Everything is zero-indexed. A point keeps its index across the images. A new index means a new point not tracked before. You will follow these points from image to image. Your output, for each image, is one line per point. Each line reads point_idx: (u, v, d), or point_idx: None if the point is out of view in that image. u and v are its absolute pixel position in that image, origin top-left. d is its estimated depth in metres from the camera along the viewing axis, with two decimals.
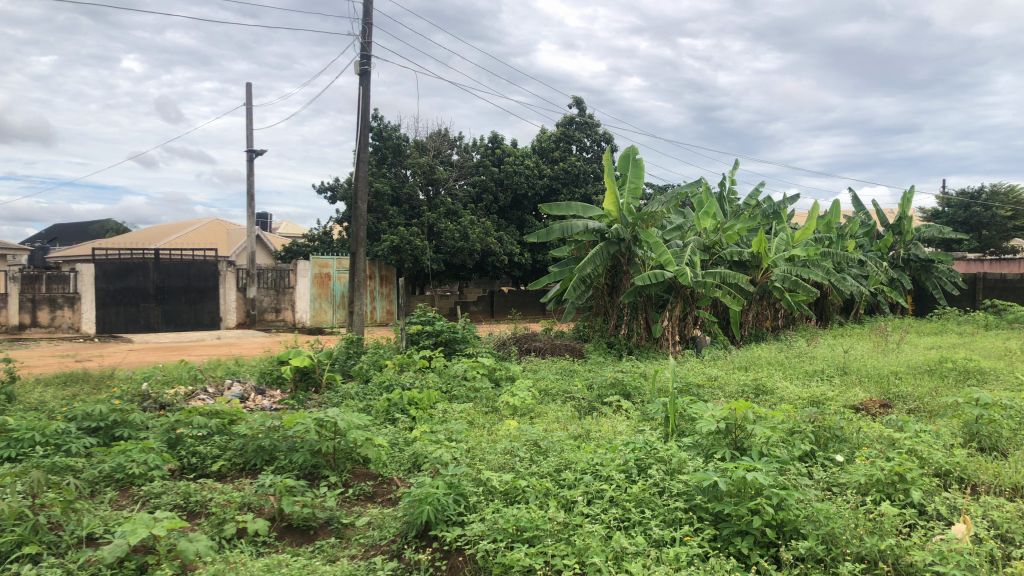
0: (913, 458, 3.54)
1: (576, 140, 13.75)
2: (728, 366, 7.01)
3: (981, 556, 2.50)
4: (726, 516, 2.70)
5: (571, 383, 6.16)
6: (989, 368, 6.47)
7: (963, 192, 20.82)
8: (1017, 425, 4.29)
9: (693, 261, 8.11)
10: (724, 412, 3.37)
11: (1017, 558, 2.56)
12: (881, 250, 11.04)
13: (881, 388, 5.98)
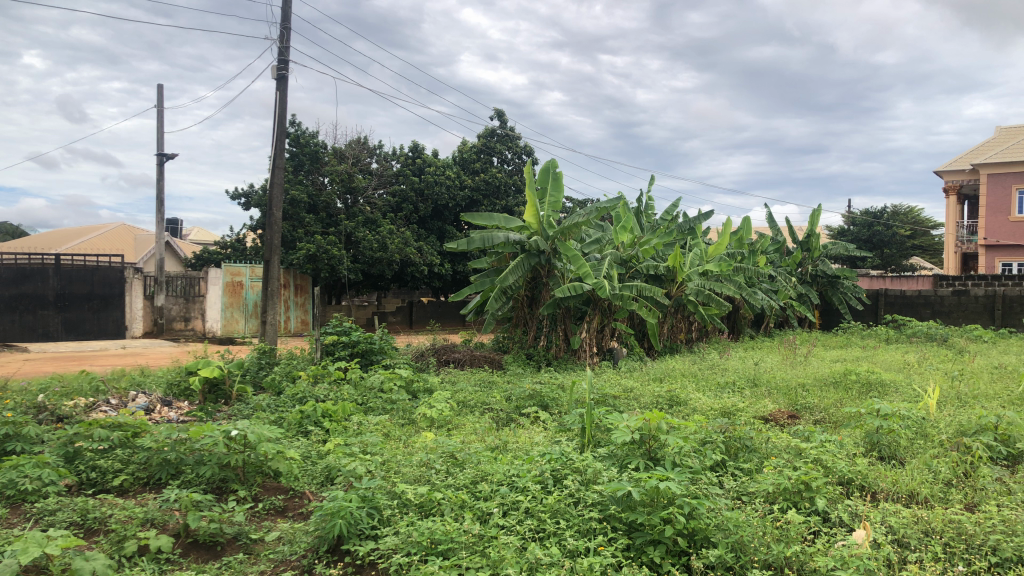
0: (818, 467, 3.67)
1: (497, 152, 13.82)
2: (644, 377, 7.13)
3: (880, 561, 2.60)
4: (639, 525, 2.73)
5: (489, 395, 6.15)
6: (890, 380, 6.76)
7: (867, 211, 21.76)
8: (915, 435, 4.48)
9: (610, 274, 8.23)
10: (639, 423, 3.41)
11: (912, 562, 2.67)
12: (790, 266, 11.43)
13: (789, 399, 6.17)
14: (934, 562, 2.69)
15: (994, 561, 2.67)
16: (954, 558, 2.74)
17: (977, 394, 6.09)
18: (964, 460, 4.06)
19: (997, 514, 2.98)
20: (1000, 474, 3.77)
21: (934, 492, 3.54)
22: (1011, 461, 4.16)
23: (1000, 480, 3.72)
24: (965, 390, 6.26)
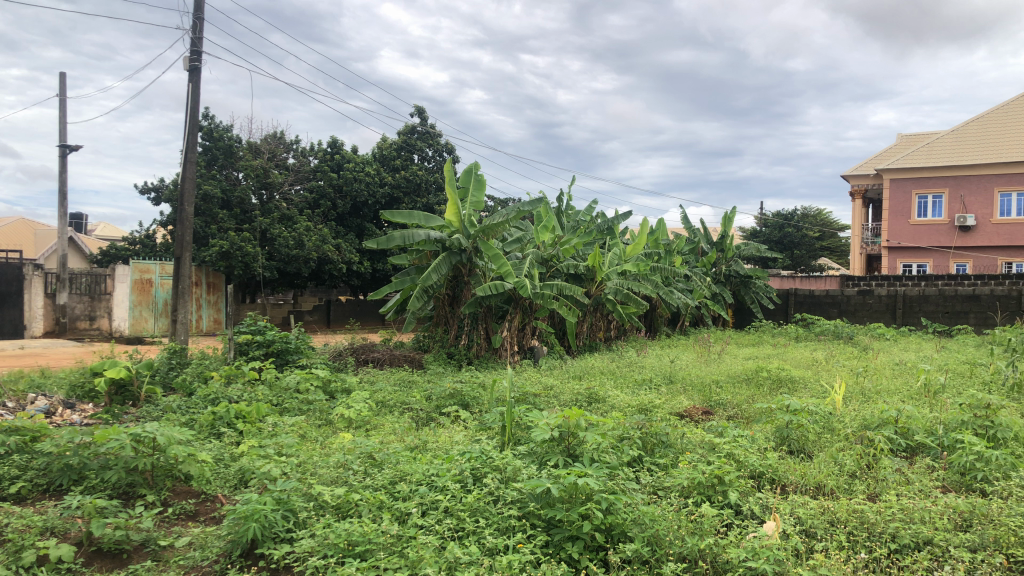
0: (731, 462, 3.78)
1: (418, 149, 13.76)
2: (563, 375, 7.20)
3: (788, 551, 2.69)
4: (557, 522, 2.75)
5: (409, 394, 6.11)
6: (799, 377, 6.99)
7: (778, 213, 22.50)
8: (822, 430, 4.65)
9: (531, 273, 8.28)
10: (559, 420, 3.44)
11: (819, 551, 2.76)
12: (705, 267, 11.70)
13: (704, 396, 6.32)
14: (839, 550, 2.79)
15: (893, 548, 2.80)
16: (857, 546, 2.85)
17: (880, 389, 6.37)
18: (867, 453, 4.23)
19: (897, 503, 3.12)
20: (900, 465, 3.95)
21: (840, 484, 3.68)
22: (910, 453, 4.36)
23: (901, 471, 3.90)
24: (867, 386, 6.54)
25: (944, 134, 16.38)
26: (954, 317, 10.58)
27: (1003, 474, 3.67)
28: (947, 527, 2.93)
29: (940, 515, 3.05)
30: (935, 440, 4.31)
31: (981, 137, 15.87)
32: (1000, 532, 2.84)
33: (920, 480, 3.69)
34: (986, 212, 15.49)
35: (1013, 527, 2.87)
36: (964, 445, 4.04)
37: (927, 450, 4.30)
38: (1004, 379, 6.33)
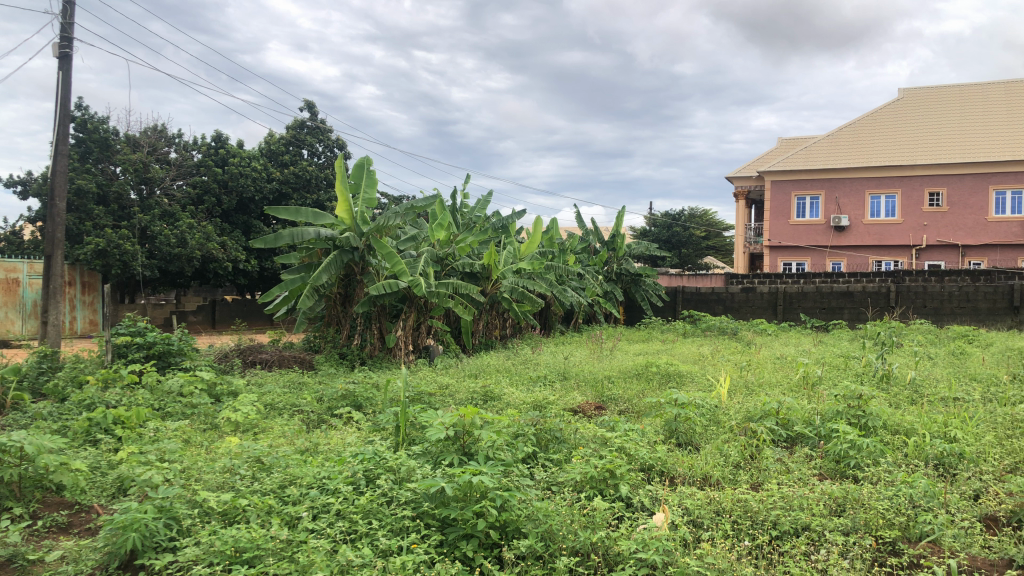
0: (622, 455, 3.87)
1: (307, 144, 13.51)
2: (459, 374, 7.19)
3: (677, 541, 2.77)
4: (452, 521, 2.73)
5: (299, 396, 5.97)
6: (687, 372, 7.22)
7: (667, 213, 23.20)
8: (708, 422, 4.82)
9: (426, 271, 8.22)
10: (453, 419, 3.40)
11: (705, 541, 2.86)
12: (598, 265, 11.92)
13: (596, 391, 6.44)
14: (724, 538, 2.89)
15: (774, 534, 2.93)
16: (741, 534, 2.96)
17: (761, 382, 6.66)
18: (750, 444, 4.41)
19: (778, 491, 3.26)
20: (780, 455, 4.13)
21: (725, 475, 3.82)
22: (790, 443, 4.56)
23: (781, 461, 4.08)
24: (750, 379, 6.82)
25: (820, 139, 17.26)
26: (830, 313, 11.16)
27: (873, 460, 3.91)
28: (823, 512, 3.09)
29: (817, 501, 3.21)
30: (812, 430, 4.53)
31: (854, 143, 16.82)
32: (870, 516, 3.03)
33: (799, 468, 3.87)
34: (858, 214, 16.41)
35: (881, 510, 3.06)
36: (839, 434, 4.28)
37: (805, 440, 4.52)
38: (874, 371, 6.71)
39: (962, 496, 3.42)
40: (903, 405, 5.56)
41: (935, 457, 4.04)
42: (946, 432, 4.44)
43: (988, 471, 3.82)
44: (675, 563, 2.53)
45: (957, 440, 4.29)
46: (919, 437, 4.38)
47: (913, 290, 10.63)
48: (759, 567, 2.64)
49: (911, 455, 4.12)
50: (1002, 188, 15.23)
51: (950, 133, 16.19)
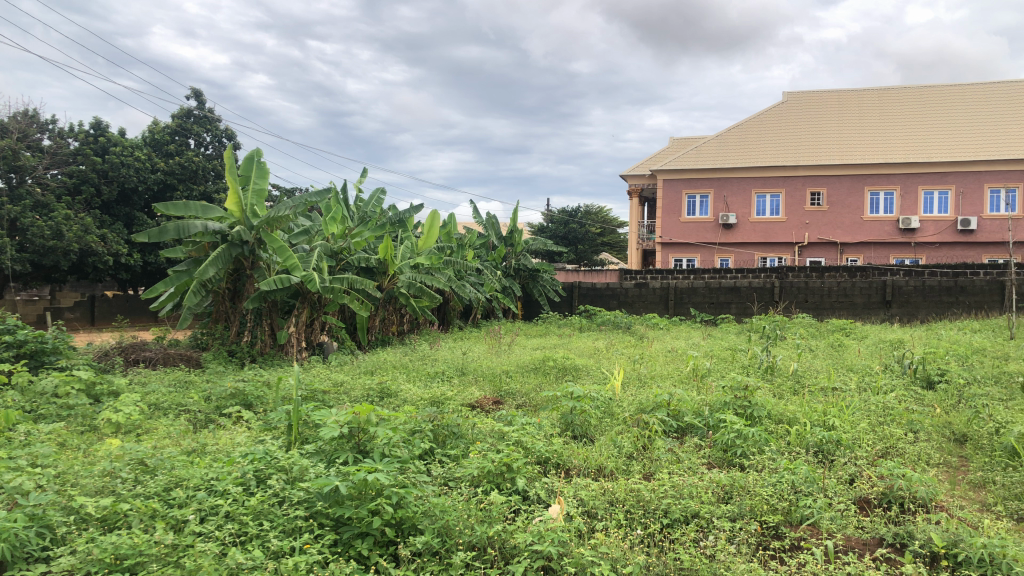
0: (519, 449, 3.88)
1: (194, 134, 13.06)
2: (355, 371, 7.07)
3: (571, 532, 2.81)
4: (346, 520, 2.67)
5: (185, 396, 5.73)
6: (583, 365, 7.33)
7: (563, 210, 23.53)
8: (602, 415, 4.92)
9: (319, 266, 8.04)
10: (348, 416, 3.34)
11: (599, 531, 2.91)
12: (496, 260, 11.92)
13: (494, 386, 6.47)
14: (617, 528, 2.95)
15: (665, 522, 3.00)
16: (634, 523, 3.02)
17: (653, 375, 6.85)
18: (643, 435, 4.50)
19: (669, 481, 3.35)
20: (671, 445, 4.24)
21: (618, 465, 3.91)
22: (680, 433, 4.68)
23: (672, 450, 4.19)
24: (643, 372, 7.01)
25: (709, 139, 17.85)
26: (718, 307, 11.56)
27: (757, 449, 4.08)
28: (711, 500, 3.19)
29: (706, 489, 3.31)
30: (701, 421, 4.67)
31: (741, 144, 17.49)
32: (755, 502, 3.15)
33: (688, 458, 3.99)
34: (745, 212, 17.04)
35: (765, 496, 3.19)
36: (726, 424, 4.43)
37: (694, 430, 4.66)
38: (759, 363, 6.99)
39: (839, 480, 3.60)
40: (786, 395, 5.82)
41: (815, 444, 4.23)
42: (824, 420, 4.67)
43: (863, 456, 4.05)
44: (570, 554, 2.56)
45: (835, 428, 4.52)
46: (801, 426, 4.59)
47: (795, 285, 11.15)
48: (651, 554, 2.70)
49: (793, 443, 4.30)
50: (876, 189, 16.16)
51: (829, 136, 17.09)
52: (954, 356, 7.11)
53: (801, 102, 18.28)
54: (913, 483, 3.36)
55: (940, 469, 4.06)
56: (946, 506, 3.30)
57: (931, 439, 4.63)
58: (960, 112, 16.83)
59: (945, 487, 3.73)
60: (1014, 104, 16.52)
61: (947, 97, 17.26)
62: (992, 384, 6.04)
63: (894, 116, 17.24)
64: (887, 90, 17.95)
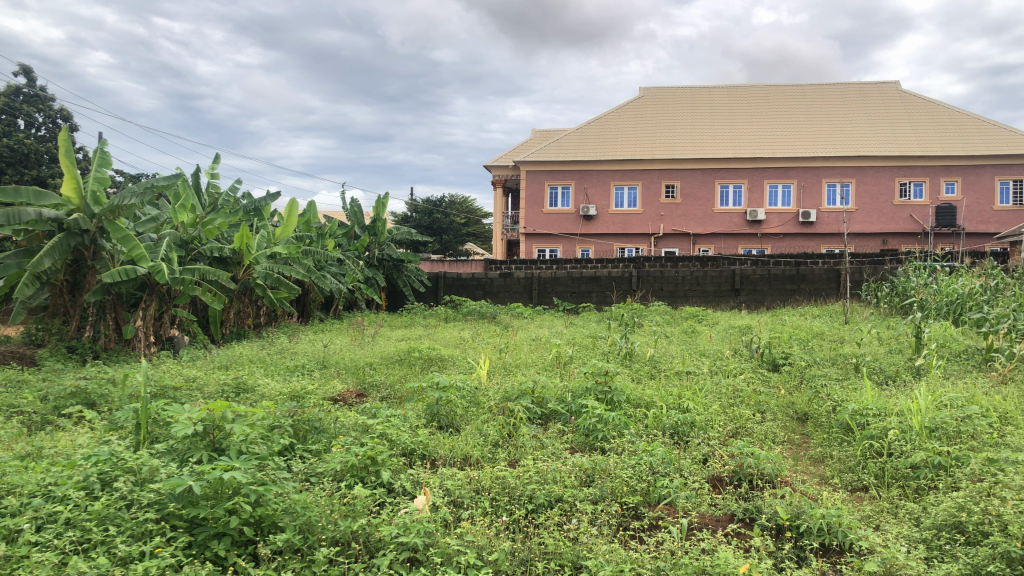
0: (383, 442, 3.79)
1: (24, 114, 12.09)
2: (209, 367, 6.75)
3: (438, 522, 2.78)
4: (202, 521, 2.50)
5: (17, 396, 5.28)
6: (448, 356, 7.31)
7: (427, 200, 23.42)
8: (468, 403, 4.91)
9: (168, 257, 7.63)
10: (202, 413, 3.12)
11: (465, 519, 2.89)
12: (358, 250, 11.64)
13: (357, 379, 6.34)
14: (483, 516, 2.94)
15: (530, 508, 3.03)
16: (499, 509, 3.03)
17: (518, 363, 6.92)
18: (508, 423, 4.53)
19: (533, 466, 3.37)
20: (535, 432, 4.29)
21: (483, 454, 3.93)
22: (543, 420, 4.75)
23: (536, 437, 4.24)
24: (508, 360, 7.06)
25: (570, 132, 18.18)
26: (580, 296, 11.80)
27: (617, 432, 4.19)
28: (574, 483, 3.25)
29: (568, 473, 3.36)
30: (564, 407, 4.77)
31: (600, 138, 17.92)
32: (616, 484, 3.23)
33: (552, 443, 4.05)
34: (604, 204, 17.47)
35: (625, 478, 3.28)
36: (588, 409, 4.53)
37: (558, 417, 4.75)
38: (619, 349, 7.19)
39: (694, 460, 3.75)
40: (643, 380, 6.03)
41: (671, 426, 4.40)
42: (679, 403, 4.85)
43: (714, 436, 4.24)
44: (436, 544, 2.54)
45: (689, 411, 4.71)
46: (658, 409, 4.75)
47: (652, 275, 11.59)
48: (515, 540, 2.71)
49: (650, 426, 4.44)
50: (726, 182, 16.99)
51: (682, 132, 17.82)
52: (797, 340, 7.56)
53: (656, 99, 18.98)
54: (760, 461, 3.55)
55: (784, 447, 4.31)
56: (790, 481, 3.50)
57: (776, 418, 4.90)
58: (799, 111, 18.03)
59: (788, 462, 3.96)
60: (850, 107, 17.86)
61: (789, 98, 18.43)
62: (830, 365, 6.48)
63: (741, 114, 18.22)
64: (734, 90, 18.95)
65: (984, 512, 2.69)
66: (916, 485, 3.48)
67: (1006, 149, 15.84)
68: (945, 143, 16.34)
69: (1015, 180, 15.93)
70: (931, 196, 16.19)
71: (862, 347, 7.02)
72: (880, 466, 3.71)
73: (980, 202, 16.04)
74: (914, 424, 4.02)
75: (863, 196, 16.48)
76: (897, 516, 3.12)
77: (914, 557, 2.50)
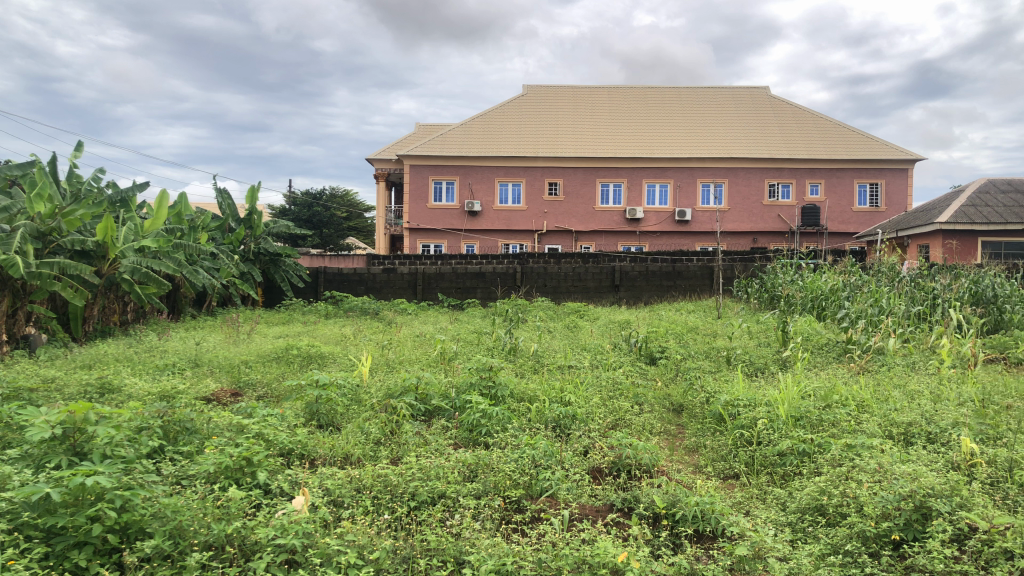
0: (259, 442, 3.65)
1: None
2: (69, 366, 6.35)
3: (317, 523, 2.70)
4: (60, 529, 2.30)
5: None
6: (328, 353, 7.15)
7: (307, 192, 22.85)
8: (349, 401, 4.82)
9: (24, 249, 7.12)
10: (60, 416, 2.88)
11: (346, 519, 2.83)
12: (232, 244, 11.21)
13: (232, 378, 6.10)
14: (364, 514, 2.88)
15: (412, 505, 2.99)
16: (381, 508, 2.98)
17: (401, 359, 6.85)
18: (390, 420, 4.45)
19: (416, 463, 3.32)
20: (418, 429, 4.24)
21: (365, 452, 3.86)
22: (427, 417, 4.69)
23: (420, 433, 4.19)
24: (390, 357, 6.98)
25: (454, 128, 18.05)
26: (464, 292, 11.79)
27: (501, 427, 4.20)
28: (457, 479, 3.22)
29: (452, 469, 3.33)
30: (447, 403, 4.75)
31: (483, 134, 17.89)
32: (498, 478, 3.23)
33: (435, 440, 4.01)
34: (489, 200, 17.45)
35: (508, 472, 3.28)
36: (472, 405, 4.53)
37: (441, 413, 4.71)
38: (503, 344, 7.21)
39: (574, 452, 3.80)
40: (527, 374, 6.09)
41: (555, 419, 4.45)
42: (561, 396, 4.92)
43: (595, 428, 4.32)
44: (315, 545, 2.46)
45: (571, 404, 4.78)
46: (541, 403, 4.80)
47: (535, 271, 11.71)
48: (397, 538, 2.67)
49: (533, 420, 4.48)
50: (606, 180, 17.38)
51: (565, 130, 18.10)
52: (672, 335, 7.81)
53: (538, 97, 19.20)
54: (638, 452, 3.64)
55: (661, 437, 4.44)
56: (665, 470, 3.61)
57: (654, 409, 5.05)
58: (676, 113, 18.66)
59: (664, 451, 4.09)
60: (723, 111, 18.65)
61: (667, 100, 19.07)
62: (703, 358, 6.73)
63: (620, 115, 18.69)
64: (615, 91, 19.42)
65: (842, 495, 2.84)
66: (783, 471, 3.64)
67: (864, 154, 16.89)
68: (810, 146, 17.26)
69: (872, 183, 16.99)
70: (797, 197, 17.08)
71: (733, 341, 7.33)
72: (750, 455, 3.88)
73: (840, 204, 17.02)
74: (781, 413, 4.23)
75: (735, 196, 17.21)
76: (764, 501, 3.26)
77: (781, 539, 2.62)
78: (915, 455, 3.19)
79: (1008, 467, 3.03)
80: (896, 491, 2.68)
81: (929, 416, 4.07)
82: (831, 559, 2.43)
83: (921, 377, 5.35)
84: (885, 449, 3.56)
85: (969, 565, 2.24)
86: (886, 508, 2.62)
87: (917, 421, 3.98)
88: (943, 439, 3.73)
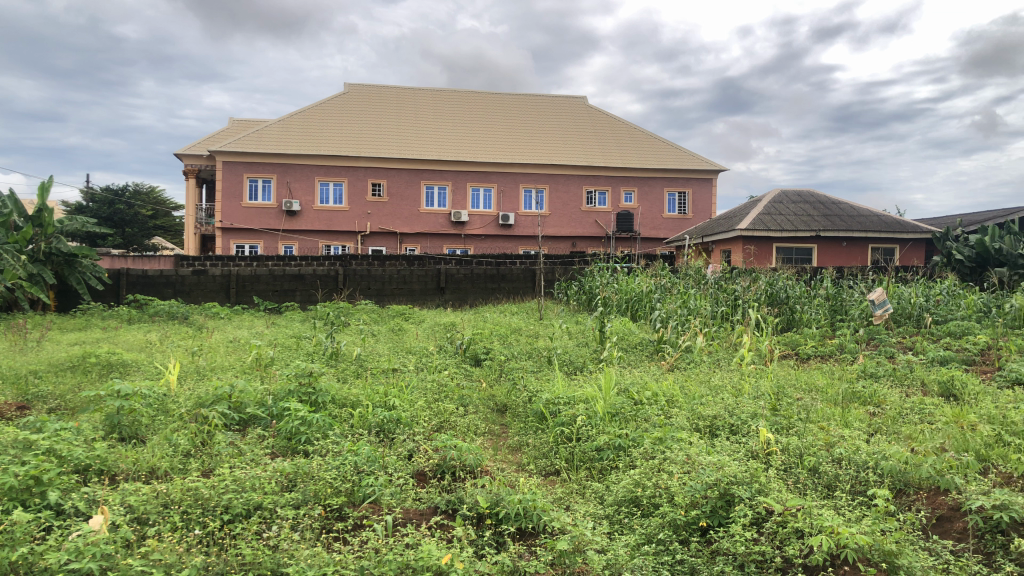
0: (50, 459, 3.30)
1: None
2: None
3: (118, 542, 2.46)
4: None
5: None
6: (132, 361, 6.65)
7: (108, 189, 21.24)
8: (155, 412, 4.48)
9: None
10: None
11: (152, 537, 2.59)
12: (20, 243, 10.15)
13: (17, 390, 5.51)
14: (171, 531, 2.68)
15: (226, 519, 2.80)
16: (191, 523, 2.77)
17: (213, 367, 6.47)
18: (200, 431, 4.17)
19: (229, 474, 3.12)
20: (232, 439, 4.00)
21: (172, 465, 3.60)
22: (241, 426, 4.45)
23: (233, 444, 3.95)
24: (201, 364, 6.57)
25: (271, 124, 17.32)
26: (283, 295, 11.31)
27: (321, 434, 4.07)
28: (274, 489, 3.06)
29: (269, 479, 3.15)
30: (264, 411, 4.54)
31: (303, 132, 17.30)
32: (319, 486, 3.10)
33: (250, 450, 3.80)
34: (309, 200, 16.88)
35: (328, 480, 3.16)
36: (291, 412, 4.36)
37: (257, 420, 4.49)
38: (324, 349, 6.99)
39: (399, 456, 3.73)
40: (349, 379, 5.94)
41: (378, 424, 4.34)
42: (385, 401, 4.82)
43: (419, 432, 4.27)
44: (115, 568, 2.23)
45: (395, 408, 4.69)
46: (363, 408, 4.66)
47: (358, 273, 11.48)
48: (209, 553, 2.48)
49: (356, 425, 4.35)
50: (431, 183, 17.40)
51: (389, 131, 17.94)
52: (497, 336, 7.89)
53: (362, 96, 18.89)
54: (461, 453, 3.63)
55: (485, 437, 4.47)
56: (488, 470, 3.62)
57: (478, 410, 5.07)
58: (498, 119, 19.02)
59: (487, 452, 4.09)
60: (543, 118, 19.24)
61: (489, 106, 19.41)
62: (526, 358, 6.86)
63: (444, 118, 18.78)
64: (438, 94, 19.47)
65: (655, 486, 2.95)
66: (600, 466, 3.75)
67: (672, 165, 17.97)
68: (623, 156, 18.15)
69: (680, 193, 18.07)
70: (612, 203, 17.85)
71: (553, 341, 7.51)
72: (569, 451, 3.98)
73: (652, 211, 17.96)
74: (598, 410, 4.38)
75: (555, 201, 17.73)
76: (583, 496, 3.33)
77: (599, 532, 2.68)
78: (719, 446, 3.38)
79: (798, 454, 3.27)
80: (702, 480, 2.82)
81: (731, 409, 4.34)
82: (645, 549, 2.52)
83: (725, 373, 5.70)
84: (692, 440, 3.76)
85: (764, 546, 2.37)
86: (694, 496, 2.75)
87: (721, 414, 4.23)
88: (743, 429, 3.99)
